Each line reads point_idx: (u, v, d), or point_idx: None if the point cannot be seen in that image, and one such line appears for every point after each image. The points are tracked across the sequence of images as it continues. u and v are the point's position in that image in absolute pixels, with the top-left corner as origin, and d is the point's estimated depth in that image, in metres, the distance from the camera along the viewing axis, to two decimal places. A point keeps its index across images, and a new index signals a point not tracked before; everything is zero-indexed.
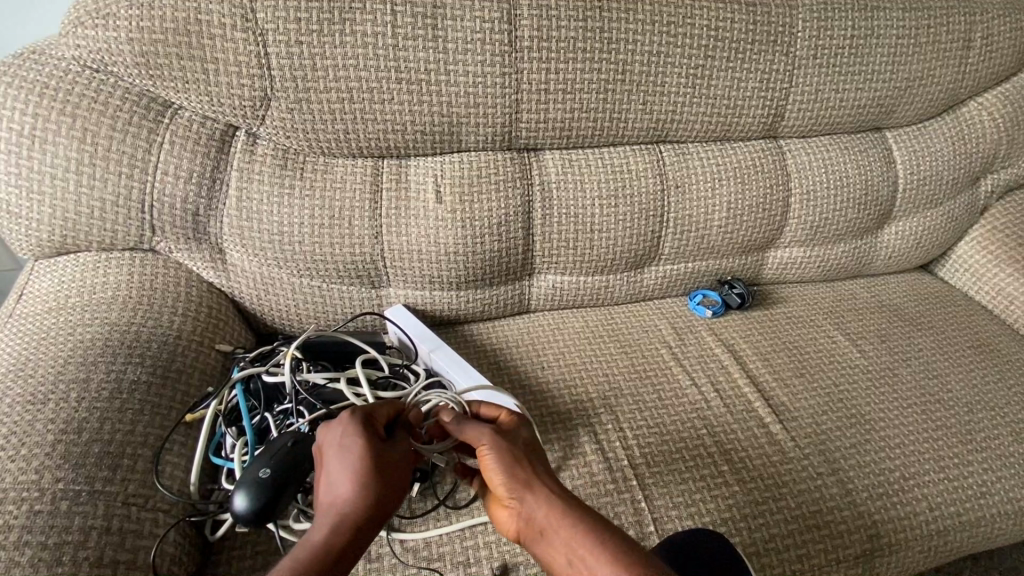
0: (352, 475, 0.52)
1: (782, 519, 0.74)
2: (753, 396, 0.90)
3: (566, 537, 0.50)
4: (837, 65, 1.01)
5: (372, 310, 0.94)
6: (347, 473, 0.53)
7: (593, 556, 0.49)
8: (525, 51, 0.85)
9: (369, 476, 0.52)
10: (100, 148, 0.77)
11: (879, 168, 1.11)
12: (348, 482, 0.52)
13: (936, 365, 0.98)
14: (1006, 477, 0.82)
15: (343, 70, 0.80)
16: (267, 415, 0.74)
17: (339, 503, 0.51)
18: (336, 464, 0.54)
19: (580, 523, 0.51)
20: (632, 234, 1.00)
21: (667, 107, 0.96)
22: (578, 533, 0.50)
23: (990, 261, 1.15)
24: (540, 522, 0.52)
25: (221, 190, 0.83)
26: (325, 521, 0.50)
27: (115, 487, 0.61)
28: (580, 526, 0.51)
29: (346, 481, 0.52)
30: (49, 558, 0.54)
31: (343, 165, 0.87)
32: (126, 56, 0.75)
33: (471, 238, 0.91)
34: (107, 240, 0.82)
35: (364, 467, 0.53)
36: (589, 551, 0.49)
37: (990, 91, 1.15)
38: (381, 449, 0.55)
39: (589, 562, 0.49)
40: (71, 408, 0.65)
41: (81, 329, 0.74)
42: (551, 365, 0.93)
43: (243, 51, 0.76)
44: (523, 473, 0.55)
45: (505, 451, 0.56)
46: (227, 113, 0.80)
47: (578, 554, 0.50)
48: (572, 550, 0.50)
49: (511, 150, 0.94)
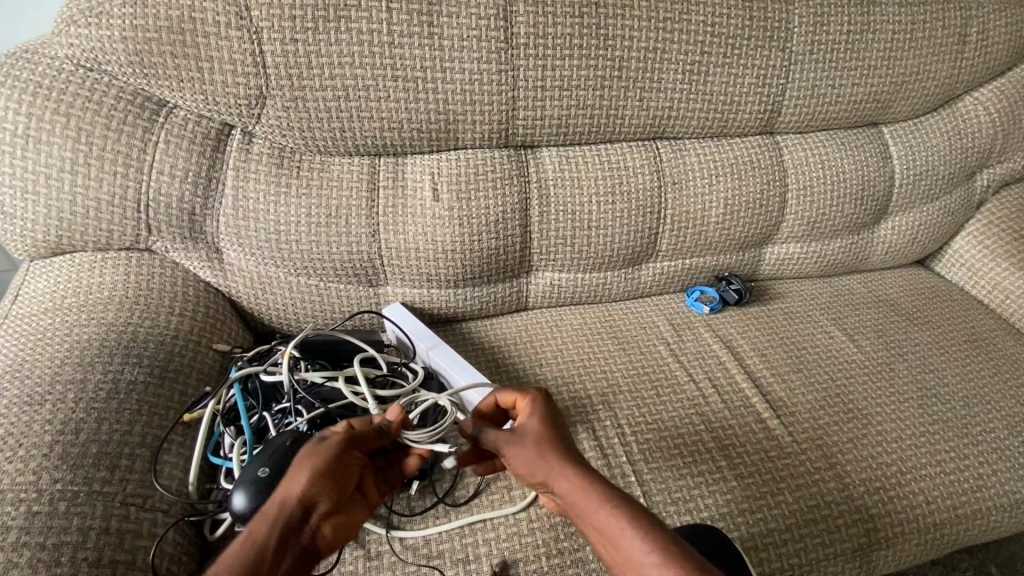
0: (304, 474, 0.51)
1: (779, 514, 0.75)
2: (751, 392, 0.91)
3: (594, 515, 0.51)
4: (833, 60, 1.01)
5: (369, 308, 0.94)
6: (297, 475, 0.51)
7: (618, 535, 0.48)
8: (521, 47, 0.85)
9: (320, 477, 0.52)
10: (94, 147, 0.77)
11: (876, 163, 1.11)
12: (298, 478, 0.51)
13: (932, 360, 0.98)
14: (1001, 471, 0.82)
15: (338, 67, 0.79)
16: (265, 415, 0.74)
17: (287, 498, 0.50)
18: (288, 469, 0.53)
19: (600, 501, 0.51)
20: (630, 230, 1.00)
21: (663, 103, 0.96)
22: (599, 510, 0.50)
23: (985, 255, 1.16)
24: (571, 504, 0.53)
25: (218, 189, 0.83)
26: (267, 516, 0.49)
27: (113, 487, 0.61)
28: (598, 502, 0.51)
29: (296, 479, 0.51)
30: (48, 559, 0.54)
31: (339, 163, 0.87)
32: (119, 55, 0.74)
33: (469, 235, 0.91)
34: (103, 240, 0.82)
35: (318, 468, 0.52)
36: (611, 526, 0.49)
37: (986, 86, 1.15)
38: (337, 453, 0.54)
39: (617, 538, 0.48)
40: (68, 408, 0.65)
41: (77, 329, 0.74)
42: (548, 362, 0.93)
43: (238, 49, 0.76)
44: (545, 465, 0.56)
45: (522, 450, 0.57)
46: (223, 111, 0.80)
47: (606, 530, 0.50)
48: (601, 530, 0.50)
49: (508, 148, 0.94)
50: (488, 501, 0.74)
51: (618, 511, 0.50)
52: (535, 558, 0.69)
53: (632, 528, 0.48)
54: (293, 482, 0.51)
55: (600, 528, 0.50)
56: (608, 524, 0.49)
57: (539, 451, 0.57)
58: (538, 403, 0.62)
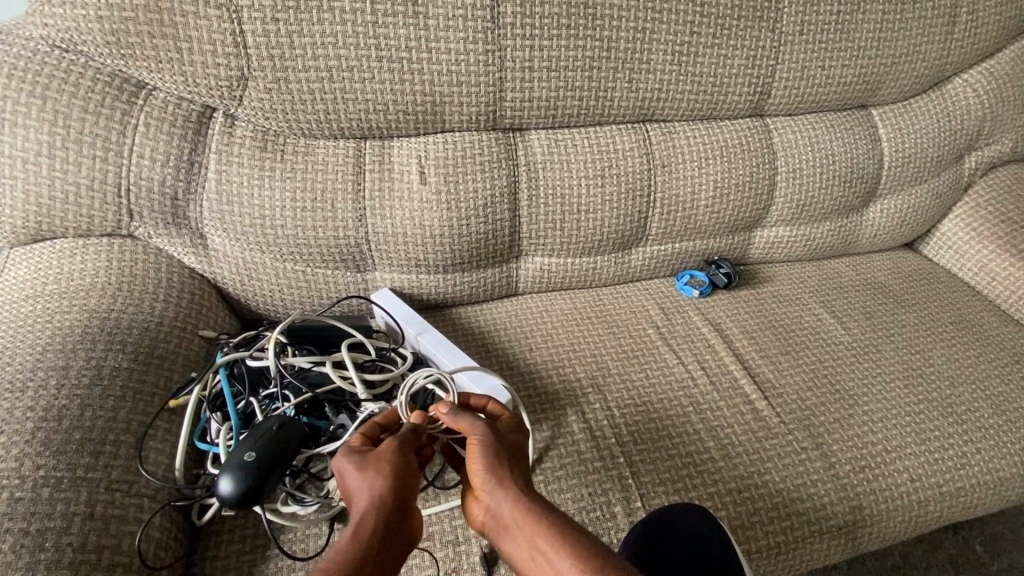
0: (380, 477, 0.51)
1: (766, 493, 0.76)
2: (739, 374, 0.91)
3: (528, 531, 0.49)
4: (823, 42, 1.00)
5: (357, 293, 0.93)
6: (372, 479, 0.51)
7: (555, 554, 0.47)
8: (508, 27, 0.84)
9: (395, 477, 0.51)
10: (72, 130, 0.75)
11: (866, 145, 1.11)
12: (373, 480, 0.50)
13: (919, 341, 0.99)
14: (984, 448, 0.84)
15: (322, 48, 0.78)
16: (251, 400, 0.73)
17: (370, 500, 0.49)
18: (354, 477, 0.52)
19: (544, 514, 0.50)
20: (619, 214, 1.00)
21: (653, 85, 0.95)
22: (536, 526, 0.49)
23: (973, 237, 1.16)
24: (506, 520, 0.51)
25: (200, 173, 0.81)
26: (362, 519, 0.48)
27: (97, 473, 0.60)
28: (540, 519, 0.49)
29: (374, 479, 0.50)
30: (31, 544, 0.53)
31: (325, 146, 0.86)
32: (95, 34, 0.72)
33: (457, 219, 0.90)
34: (84, 226, 0.80)
35: (390, 471, 0.52)
36: (548, 543, 0.48)
37: (974, 67, 1.15)
38: (401, 455, 0.54)
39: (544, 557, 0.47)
40: (50, 395, 0.64)
41: (59, 316, 0.73)
42: (537, 346, 0.93)
43: (217, 29, 0.74)
44: (497, 469, 0.53)
45: (490, 446, 0.55)
46: (203, 93, 0.78)
47: (538, 548, 0.48)
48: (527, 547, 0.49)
49: (496, 130, 0.93)
50: None
51: (566, 532, 0.48)
52: None
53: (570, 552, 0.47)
54: (367, 487, 0.50)
55: (528, 544, 0.49)
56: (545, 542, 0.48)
57: (497, 453, 0.54)
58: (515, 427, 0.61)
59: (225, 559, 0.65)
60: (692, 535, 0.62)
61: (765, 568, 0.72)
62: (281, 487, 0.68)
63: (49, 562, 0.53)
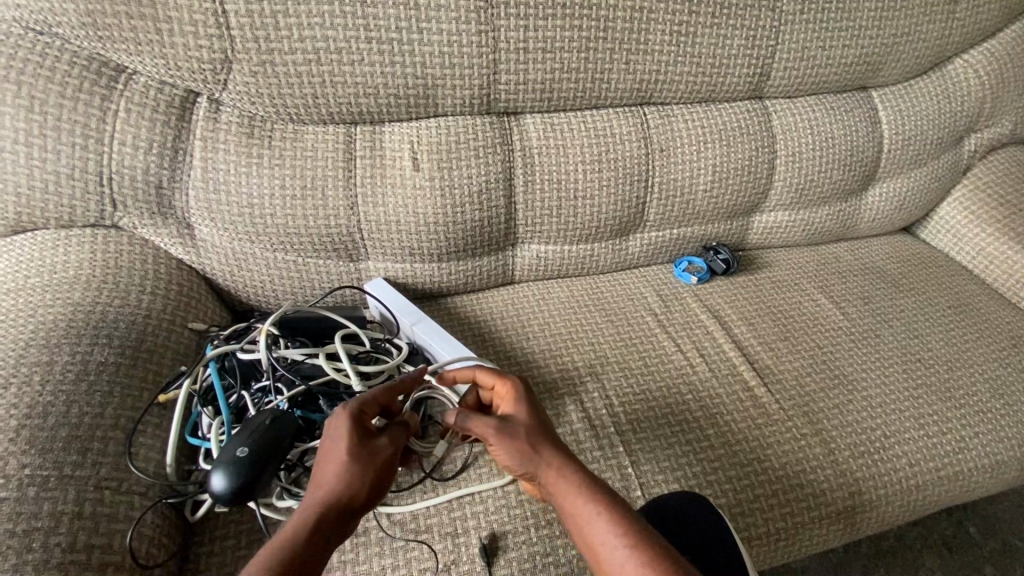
0: (338, 480, 0.50)
1: (766, 480, 0.75)
2: (738, 360, 0.90)
3: (584, 507, 0.49)
4: (824, 21, 0.98)
5: (351, 283, 0.91)
6: (328, 479, 0.50)
7: (607, 529, 0.47)
8: (501, 7, 0.81)
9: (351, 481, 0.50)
10: (50, 117, 0.72)
11: (865, 128, 1.09)
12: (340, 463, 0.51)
13: (917, 325, 0.99)
14: (982, 433, 0.84)
15: (309, 30, 0.75)
16: (244, 394, 0.72)
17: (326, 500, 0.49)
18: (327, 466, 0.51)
19: (594, 491, 0.49)
20: (617, 200, 0.98)
21: (651, 67, 0.93)
22: (591, 505, 0.49)
23: (972, 221, 1.15)
24: (557, 488, 0.51)
25: (185, 160, 0.79)
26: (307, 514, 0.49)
27: (85, 471, 0.59)
28: (595, 502, 0.49)
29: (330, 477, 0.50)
30: (17, 546, 0.52)
31: (313, 132, 0.83)
32: (70, 15, 0.69)
33: (451, 206, 0.88)
34: (65, 216, 0.78)
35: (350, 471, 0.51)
36: (604, 522, 0.47)
37: (976, 48, 1.13)
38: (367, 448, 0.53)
39: (602, 533, 0.47)
40: (34, 392, 0.62)
41: (43, 310, 0.71)
42: (534, 335, 0.92)
43: (199, 9, 0.71)
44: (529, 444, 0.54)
45: (521, 430, 0.54)
46: (185, 77, 0.75)
47: (591, 522, 0.48)
48: (583, 515, 0.48)
49: (490, 115, 0.91)
50: (476, 475, 0.73)
51: (620, 513, 0.48)
52: (524, 529, 0.69)
53: (620, 524, 0.47)
54: (328, 479, 0.50)
55: (585, 520, 0.48)
56: (603, 514, 0.48)
57: (538, 437, 0.54)
58: (534, 396, 0.60)
59: (221, 555, 0.64)
60: (702, 540, 0.59)
61: (764, 555, 0.72)
62: (276, 482, 0.67)
63: (37, 563, 0.52)
